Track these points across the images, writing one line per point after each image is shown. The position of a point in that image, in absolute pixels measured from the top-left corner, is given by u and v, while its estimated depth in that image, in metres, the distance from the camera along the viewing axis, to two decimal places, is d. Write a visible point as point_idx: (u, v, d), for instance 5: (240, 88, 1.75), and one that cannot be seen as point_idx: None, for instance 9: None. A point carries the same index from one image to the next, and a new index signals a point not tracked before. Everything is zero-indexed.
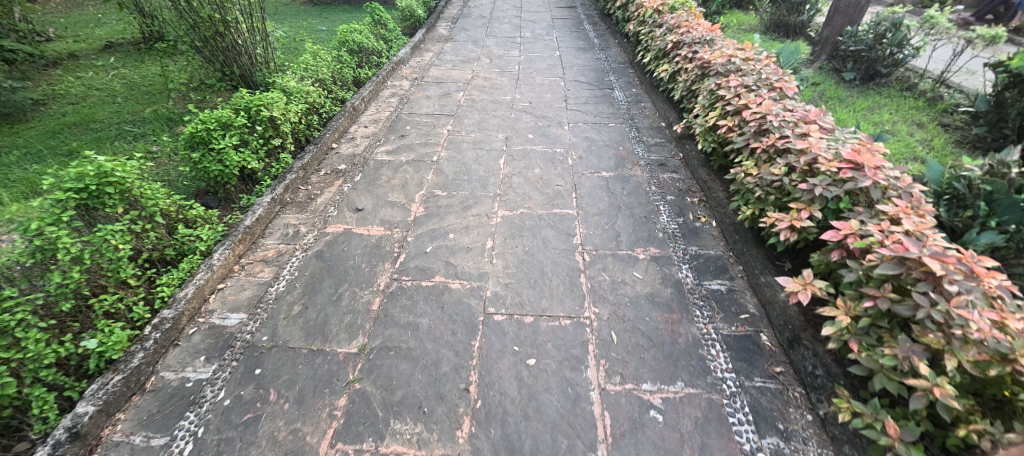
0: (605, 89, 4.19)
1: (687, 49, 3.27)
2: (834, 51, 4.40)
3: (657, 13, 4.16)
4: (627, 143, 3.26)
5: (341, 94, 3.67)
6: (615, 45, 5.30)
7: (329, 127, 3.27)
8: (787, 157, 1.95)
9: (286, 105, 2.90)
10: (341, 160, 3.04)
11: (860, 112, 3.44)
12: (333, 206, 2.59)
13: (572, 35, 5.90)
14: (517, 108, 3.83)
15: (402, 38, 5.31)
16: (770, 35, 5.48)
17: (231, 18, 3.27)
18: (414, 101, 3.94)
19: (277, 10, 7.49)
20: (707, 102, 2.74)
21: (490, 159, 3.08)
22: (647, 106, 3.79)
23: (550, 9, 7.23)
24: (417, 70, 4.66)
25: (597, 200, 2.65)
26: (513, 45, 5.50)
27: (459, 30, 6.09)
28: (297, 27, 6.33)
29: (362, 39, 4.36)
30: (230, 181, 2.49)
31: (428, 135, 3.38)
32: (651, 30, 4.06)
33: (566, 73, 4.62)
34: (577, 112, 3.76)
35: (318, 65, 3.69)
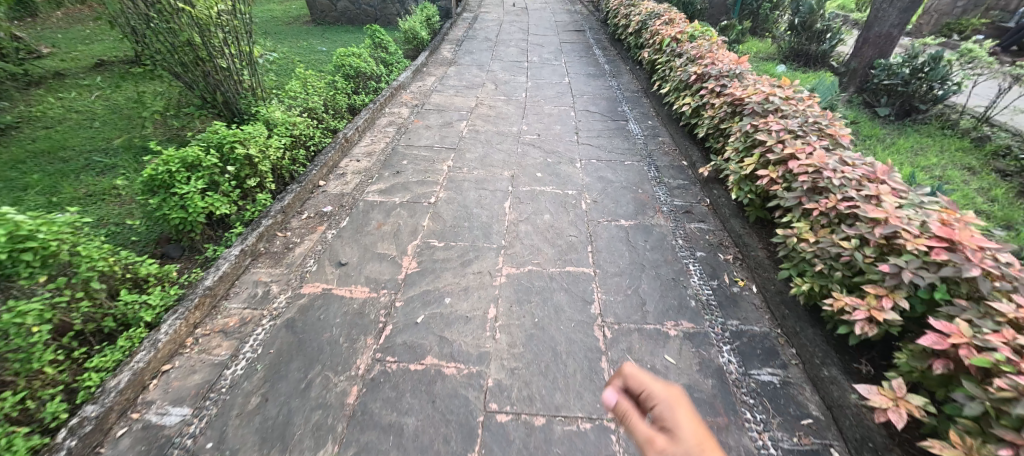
0: (619, 121, 3.90)
1: (712, 83, 2.97)
2: (863, 84, 4.12)
3: (675, 41, 3.89)
4: (646, 185, 2.94)
5: (333, 123, 3.38)
6: (627, 72, 5.04)
7: (317, 161, 2.96)
8: (855, 225, 1.61)
9: (266, 140, 2.60)
10: (327, 200, 2.72)
11: (902, 153, 3.13)
12: (314, 258, 2.25)
13: (581, 60, 5.67)
14: (524, 141, 3.53)
15: (404, 61, 5.06)
16: (789, 64, 5.23)
17: (214, 42, 2.97)
18: (413, 131, 3.65)
19: (278, 29, 7.31)
20: (741, 145, 2.42)
21: (494, 201, 2.76)
22: (665, 141, 3.49)
23: (558, 32, 7.04)
24: (418, 96, 4.39)
25: (616, 256, 2.30)
26: (520, 70, 5.25)
27: (464, 53, 5.86)
28: (297, 48, 6.14)
29: (360, 63, 4.09)
30: (194, 230, 2.16)
31: (427, 171, 3.08)
32: (669, 59, 3.79)
33: (577, 102, 4.35)
34: (590, 146, 3.46)
35: (310, 92, 3.41)
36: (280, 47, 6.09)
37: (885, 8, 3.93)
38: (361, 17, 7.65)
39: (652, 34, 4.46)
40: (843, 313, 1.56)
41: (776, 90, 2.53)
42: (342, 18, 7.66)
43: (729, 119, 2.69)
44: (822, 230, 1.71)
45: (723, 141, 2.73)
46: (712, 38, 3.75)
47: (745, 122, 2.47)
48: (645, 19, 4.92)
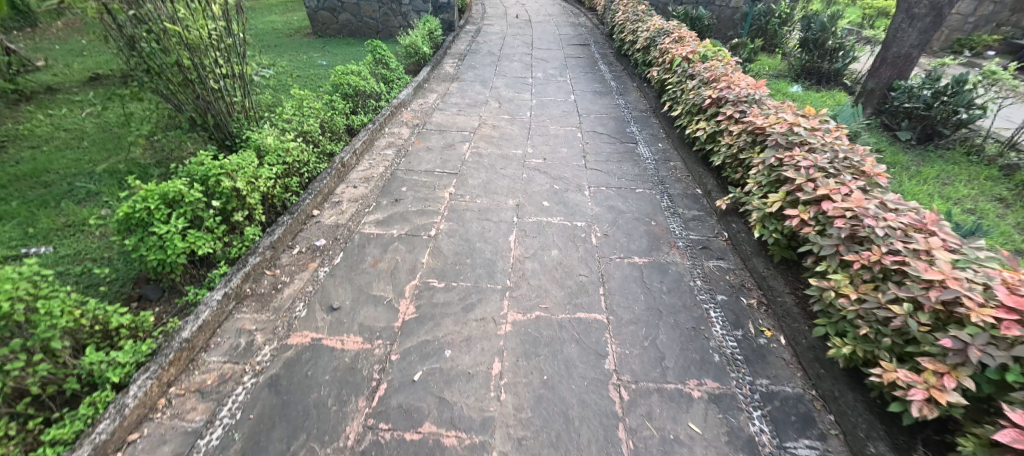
0: (628, 143, 3.74)
1: (729, 109, 2.82)
2: (881, 105, 3.97)
3: (687, 61, 3.75)
4: (659, 217, 2.77)
5: (330, 146, 3.23)
6: (634, 90, 4.90)
7: (311, 189, 2.81)
8: (904, 284, 1.44)
9: (256, 169, 2.44)
10: (321, 232, 2.55)
11: (929, 183, 2.96)
12: (303, 302, 2.08)
13: (586, 76, 5.54)
14: (530, 165, 3.37)
15: (405, 77, 4.93)
16: (801, 82, 5.09)
17: (205, 64, 2.83)
18: (413, 154, 3.50)
19: (279, 42, 7.22)
20: (765, 179, 2.26)
21: (499, 234, 2.59)
22: (677, 166, 3.33)
23: (562, 46, 6.93)
24: (419, 115, 4.25)
25: (630, 300, 2.13)
26: (524, 87, 5.11)
27: (466, 68, 5.74)
28: (297, 63, 6.03)
29: (359, 81, 3.95)
30: (174, 271, 1.99)
31: (427, 199, 2.92)
32: (681, 80, 3.64)
33: (583, 122, 4.20)
34: (598, 172, 3.30)
35: (306, 114, 3.26)
36: (280, 62, 5.98)
37: (905, 28, 3.78)
38: (363, 29, 7.55)
39: (661, 53, 4.32)
40: (894, 386, 1.39)
41: (801, 120, 2.37)
42: (343, 30, 7.57)
43: (749, 149, 2.53)
44: (865, 287, 1.54)
45: (743, 172, 2.57)
46: (726, 59, 3.61)
47: (768, 154, 2.31)
48: (654, 36, 4.79)
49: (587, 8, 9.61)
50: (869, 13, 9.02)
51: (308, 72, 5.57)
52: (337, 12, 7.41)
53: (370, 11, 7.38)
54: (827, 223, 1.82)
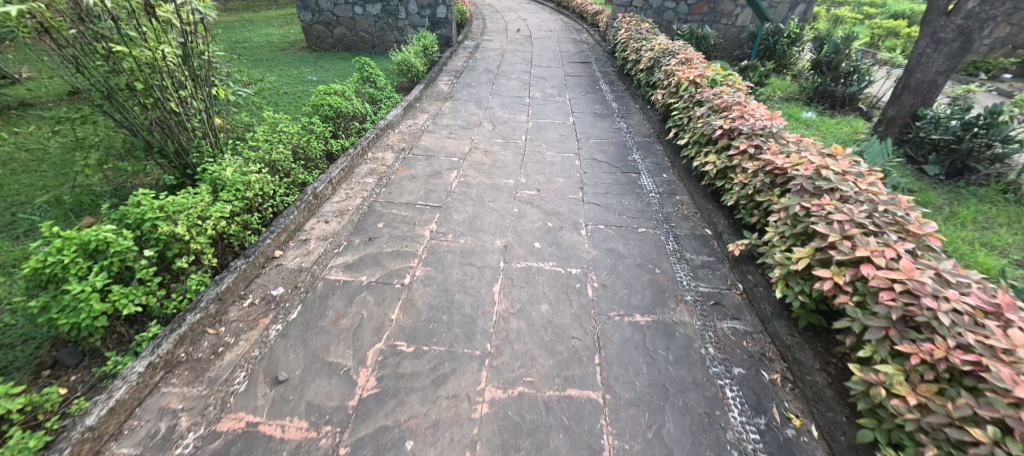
0: (630, 173, 3.45)
1: (743, 143, 2.53)
2: (904, 135, 3.68)
3: (694, 85, 3.47)
4: (665, 263, 2.45)
5: (303, 175, 2.94)
6: (637, 113, 4.63)
7: (274, 226, 2.51)
8: (985, 396, 1.13)
9: (205, 208, 2.15)
10: (279, 279, 2.25)
11: (966, 228, 2.64)
12: (245, 371, 1.77)
13: (587, 96, 5.28)
14: (522, 198, 3.08)
15: (395, 96, 4.68)
16: (814, 106, 4.81)
17: (162, 86, 2.55)
18: (395, 183, 3.20)
19: (271, 55, 7.03)
20: (788, 228, 1.95)
21: (481, 283, 2.28)
22: (684, 202, 3.03)
23: (563, 63, 6.71)
24: (407, 137, 3.97)
25: (631, 374, 1.80)
26: (521, 108, 4.85)
27: (461, 87, 5.49)
28: (286, 78, 5.81)
29: (342, 102, 3.68)
30: (92, 334, 1.70)
31: (405, 237, 2.62)
32: (688, 106, 3.36)
33: (582, 148, 3.91)
34: (597, 206, 2.99)
35: (277, 139, 2.99)
36: (269, 77, 5.76)
37: (930, 53, 3.50)
38: (358, 44, 7.35)
39: (666, 75, 4.05)
40: None
41: (827, 160, 2.07)
42: (338, 44, 7.39)
43: (767, 190, 2.23)
44: (927, 389, 1.22)
45: (761, 216, 2.26)
46: (736, 84, 3.34)
47: (791, 199, 2.00)
48: (658, 56, 4.53)
49: (589, 24, 9.43)
50: (878, 32, 8.81)
51: (296, 88, 5.33)
52: (332, 26, 7.23)
53: (365, 26, 7.19)
54: (870, 294, 1.51)
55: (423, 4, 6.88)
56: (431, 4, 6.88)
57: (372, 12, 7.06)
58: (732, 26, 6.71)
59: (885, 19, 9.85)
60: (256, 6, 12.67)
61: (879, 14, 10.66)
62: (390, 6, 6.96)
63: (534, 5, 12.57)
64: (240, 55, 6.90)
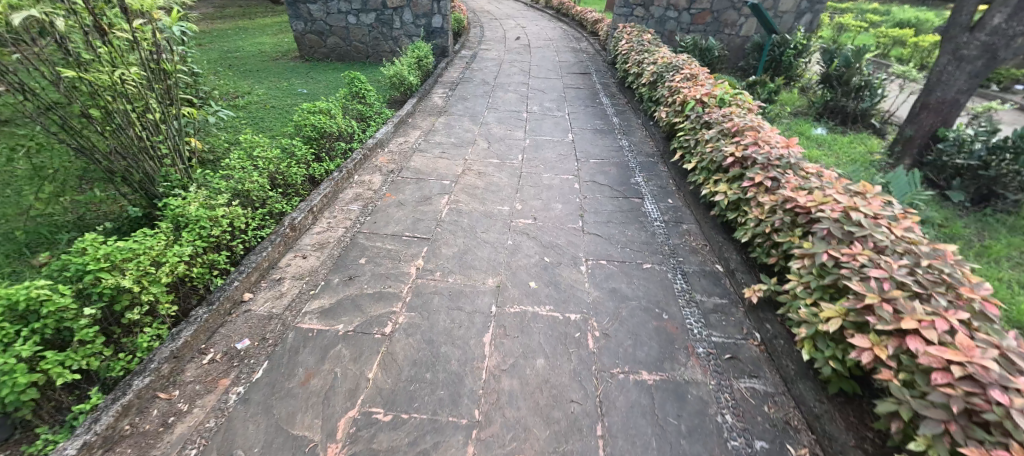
0: (632, 197, 3.24)
1: (758, 174, 2.32)
2: (922, 157, 3.49)
3: (701, 104, 3.26)
4: (674, 307, 2.23)
5: (281, 204, 2.73)
6: (639, 130, 4.42)
7: (245, 264, 2.29)
8: None
9: (162, 252, 1.93)
10: (245, 329, 2.02)
11: (1000, 265, 2.43)
12: (197, 447, 1.55)
13: (587, 110, 5.08)
14: (517, 227, 2.86)
15: (386, 111, 4.47)
16: (824, 121, 4.61)
17: (122, 113, 2.33)
18: (381, 211, 2.98)
19: (262, 66, 6.84)
20: (816, 279, 1.74)
21: (470, 333, 2.05)
22: (692, 232, 2.82)
23: (562, 74, 6.51)
24: (397, 158, 3.76)
25: (639, 450, 1.58)
26: (518, 123, 4.64)
27: (456, 100, 5.29)
28: (275, 91, 5.62)
29: (328, 121, 3.47)
30: (20, 408, 1.48)
31: (388, 276, 2.40)
32: (694, 128, 3.14)
33: (582, 168, 3.70)
34: (598, 238, 2.77)
35: (253, 165, 2.78)
36: (257, 90, 5.57)
37: (952, 71, 3.31)
38: (352, 53, 7.17)
39: (671, 92, 3.84)
40: None
41: (856, 200, 1.86)
42: (331, 54, 7.20)
43: (788, 231, 2.02)
44: None
45: (781, 259, 2.05)
46: (746, 104, 3.13)
47: (818, 245, 1.79)
48: (661, 71, 4.32)
49: (589, 32, 9.25)
50: (884, 42, 8.66)
51: (284, 103, 5.13)
52: (325, 36, 7.04)
53: (359, 35, 7.00)
54: (920, 373, 1.30)
55: (418, 13, 6.70)
56: (426, 14, 6.69)
57: (366, 22, 6.87)
58: (736, 36, 6.54)
59: (890, 27, 9.71)
60: (252, 15, 12.51)
61: (883, 23, 10.53)
62: (385, 15, 6.78)
63: (534, 13, 12.42)
64: (230, 66, 6.70)
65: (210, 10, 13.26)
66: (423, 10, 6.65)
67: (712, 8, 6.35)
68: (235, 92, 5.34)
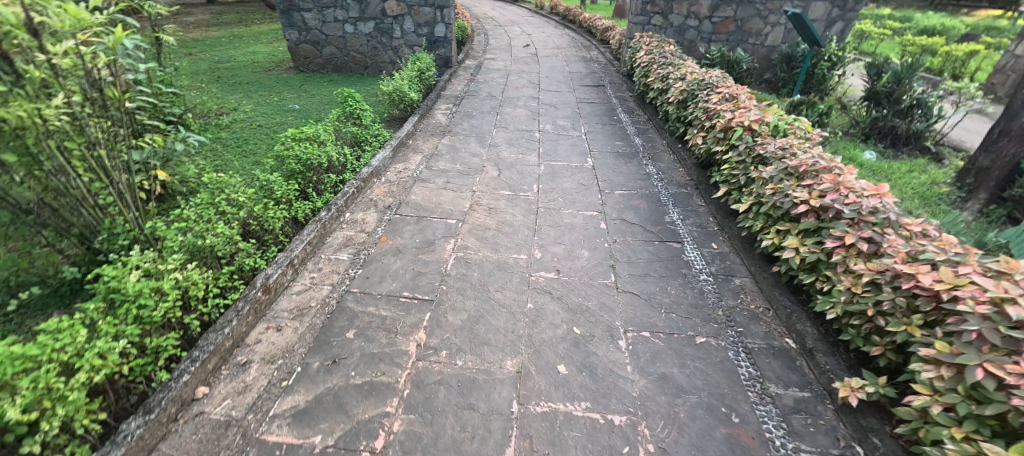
0: (669, 241, 2.77)
1: (847, 232, 1.85)
2: (1003, 191, 3.03)
3: (749, 132, 2.79)
4: (743, 405, 1.75)
5: (254, 258, 2.26)
6: (666, 154, 3.97)
7: (201, 347, 1.82)
8: None
9: (80, 351, 1.46)
10: (190, 445, 1.54)
11: None
12: None
13: (605, 129, 4.62)
14: (537, 283, 2.39)
15: (384, 132, 4.02)
16: (871, 143, 4.14)
17: (53, 156, 1.86)
18: (375, 261, 2.51)
19: (253, 78, 6.41)
20: (966, 402, 1.27)
21: (487, 448, 1.57)
22: (747, 289, 2.35)
23: (574, 87, 6.07)
24: (395, 189, 3.30)
25: None
26: (530, 145, 4.18)
27: (461, 118, 4.83)
28: (264, 106, 5.18)
29: (316, 148, 3.03)
30: None
31: (382, 356, 1.92)
32: (744, 160, 2.68)
33: (607, 202, 3.23)
34: (636, 298, 2.30)
35: (220, 210, 2.32)
36: (245, 106, 5.13)
37: None
38: (349, 64, 6.73)
39: (706, 114, 3.37)
40: None
41: (1008, 285, 1.38)
42: (327, 65, 6.77)
43: (902, 316, 1.56)
44: None
45: (890, 350, 1.59)
46: (804, 133, 2.66)
47: (963, 352, 1.33)
48: (691, 87, 3.84)
49: (599, 40, 8.83)
50: (910, 51, 8.24)
51: (273, 121, 4.69)
52: (320, 46, 6.61)
53: (357, 45, 6.56)
54: None
55: (420, 22, 6.26)
56: (428, 23, 6.26)
57: (364, 31, 6.44)
58: (761, 46, 6.11)
59: (914, 35, 9.30)
60: (247, 22, 12.15)
61: (906, 30, 10.11)
62: (384, 24, 6.34)
63: (539, 19, 12.03)
64: (219, 78, 6.27)
65: (206, 17, 12.89)
66: (424, 18, 6.22)
67: (736, 16, 5.92)
68: (220, 108, 4.90)
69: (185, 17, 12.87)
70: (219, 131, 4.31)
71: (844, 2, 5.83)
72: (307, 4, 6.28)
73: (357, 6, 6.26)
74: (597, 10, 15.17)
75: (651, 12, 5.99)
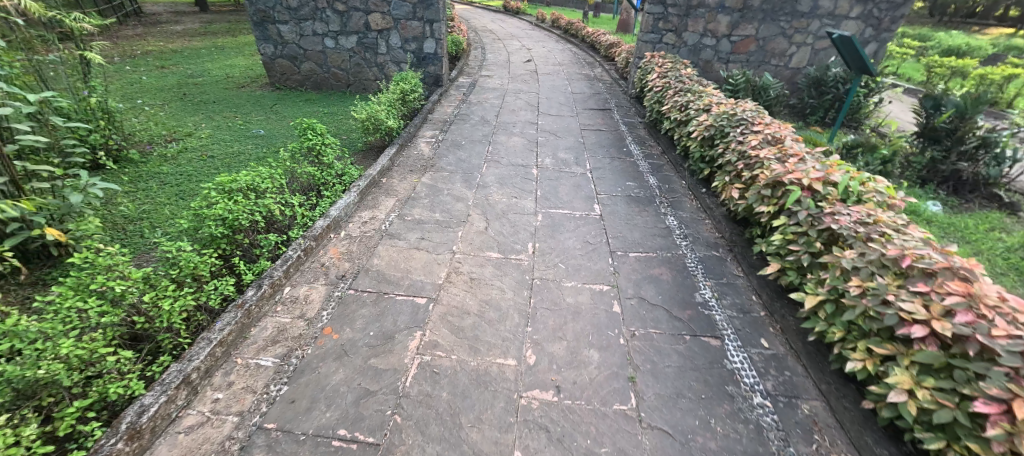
0: (705, 335, 2.10)
1: (1008, 390, 1.20)
2: None
3: (809, 193, 2.14)
4: None
5: (128, 380, 1.61)
6: (689, 201, 3.33)
7: None
8: None
9: None
10: None
11: None
12: None
13: (613, 164, 3.99)
14: (529, 410, 1.71)
15: (351, 169, 3.39)
16: (929, 190, 3.51)
17: None
18: (310, 370, 1.84)
19: (221, 96, 5.79)
20: None
21: None
22: (822, 423, 1.69)
23: (577, 111, 5.46)
24: (355, 250, 2.65)
25: None
26: (525, 185, 3.54)
27: (448, 148, 4.19)
28: (223, 130, 4.57)
29: (248, 202, 2.39)
30: None
31: None
32: (805, 233, 2.02)
33: (620, 270, 2.57)
34: (668, 440, 1.62)
35: (82, 308, 1.67)
36: (202, 130, 4.51)
37: None
38: (330, 81, 6.13)
39: (741, 160, 2.71)
40: None
41: None
42: (306, 82, 6.17)
43: None
44: None
45: None
46: (883, 200, 2.02)
47: None
48: (719, 122, 3.19)
49: (603, 56, 8.26)
50: (939, 73, 7.68)
51: (229, 150, 4.06)
52: (299, 61, 6.01)
53: (338, 61, 5.96)
54: None
55: (407, 37, 5.68)
56: (416, 38, 5.67)
57: (346, 45, 5.84)
58: (784, 68, 5.53)
59: (939, 56, 8.76)
60: (234, 32, 11.63)
61: (930, 50, 9.57)
62: (368, 38, 5.74)
63: (540, 33, 11.51)
64: (184, 97, 5.67)
65: (194, 26, 12.36)
66: (412, 33, 5.63)
67: (758, 35, 5.34)
68: (171, 135, 4.29)
69: (173, 26, 12.41)
70: (160, 165, 3.69)
71: (879, 21, 5.26)
72: (283, 15, 5.68)
73: (338, 18, 5.66)
74: (600, 23, 14.76)
75: (664, 29, 5.37)
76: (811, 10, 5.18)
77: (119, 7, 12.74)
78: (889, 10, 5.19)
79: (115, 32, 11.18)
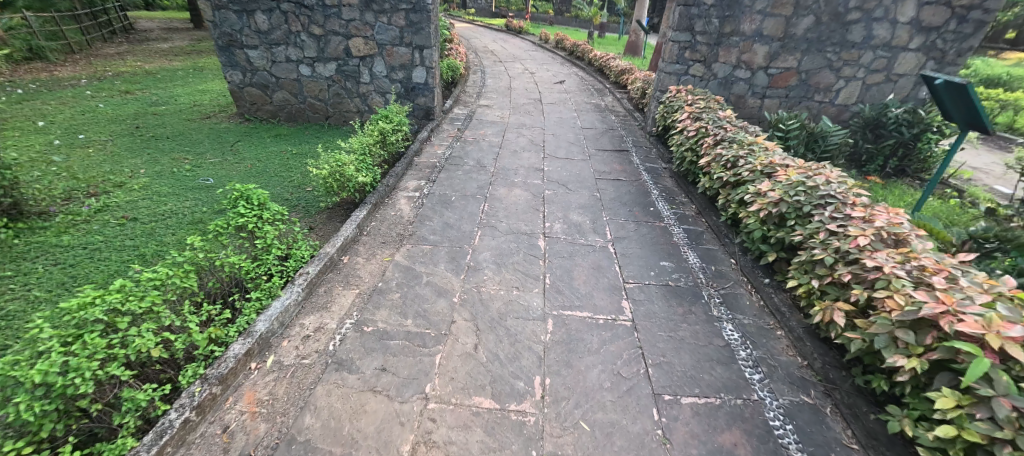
0: None
1: None
2: None
3: (1003, 361, 1.32)
4: None
5: None
6: (749, 296, 2.49)
7: None
8: None
9: None
10: None
11: None
12: None
13: (641, 231, 3.17)
14: None
15: (300, 248, 2.57)
16: None
17: None
18: None
19: (179, 130, 5.03)
20: None
21: None
22: None
23: (589, 151, 4.68)
24: (281, 395, 1.80)
25: None
26: (530, 267, 2.72)
27: (435, 206, 3.39)
28: (164, 178, 3.78)
29: (107, 342, 1.56)
30: None
31: None
32: (1010, 443, 1.19)
33: (674, 436, 1.71)
34: None
35: None
36: (139, 178, 3.72)
37: None
38: (307, 113, 5.39)
39: (844, 265, 1.89)
40: None
41: None
42: (279, 113, 5.42)
43: None
44: None
45: None
46: None
47: None
48: (793, 196, 2.36)
49: (613, 83, 7.55)
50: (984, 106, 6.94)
51: (160, 210, 3.25)
52: (271, 90, 5.26)
53: (315, 90, 5.21)
54: None
55: (393, 64, 4.93)
56: (404, 65, 4.93)
57: (325, 74, 5.09)
58: (830, 105, 4.77)
59: None
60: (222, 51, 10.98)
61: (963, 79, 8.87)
62: (349, 66, 5.00)
63: (544, 54, 10.84)
64: (135, 131, 4.91)
65: (183, 45, 11.76)
66: (399, 60, 4.89)
67: (800, 68, 4.58)
68: (94, 187, 3.49)
69: (160, 43, 11.80)
70: (61, 234, 2.88)
71: (942, 53, 4.47)
72: (252, 39, 4.93)
73: (314, 43, 4.91)
74: (606, 45, 14.17)
75: (690, 60, 4.61)
76: (863, 40, 4.43)
77: (108, 24, 12.18)
78: (955, 41, 4.41)
79: (95, 49, 10.51)
